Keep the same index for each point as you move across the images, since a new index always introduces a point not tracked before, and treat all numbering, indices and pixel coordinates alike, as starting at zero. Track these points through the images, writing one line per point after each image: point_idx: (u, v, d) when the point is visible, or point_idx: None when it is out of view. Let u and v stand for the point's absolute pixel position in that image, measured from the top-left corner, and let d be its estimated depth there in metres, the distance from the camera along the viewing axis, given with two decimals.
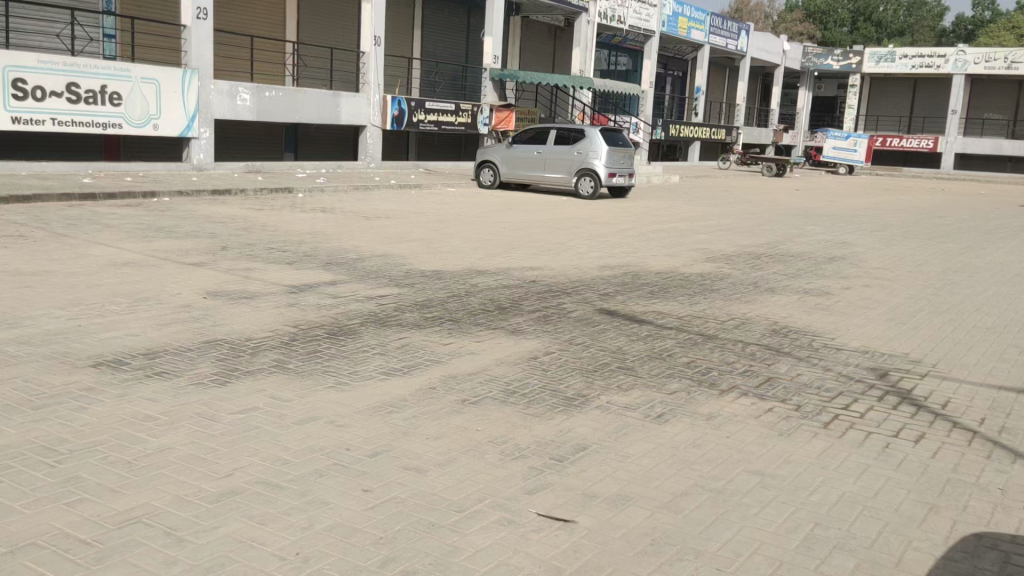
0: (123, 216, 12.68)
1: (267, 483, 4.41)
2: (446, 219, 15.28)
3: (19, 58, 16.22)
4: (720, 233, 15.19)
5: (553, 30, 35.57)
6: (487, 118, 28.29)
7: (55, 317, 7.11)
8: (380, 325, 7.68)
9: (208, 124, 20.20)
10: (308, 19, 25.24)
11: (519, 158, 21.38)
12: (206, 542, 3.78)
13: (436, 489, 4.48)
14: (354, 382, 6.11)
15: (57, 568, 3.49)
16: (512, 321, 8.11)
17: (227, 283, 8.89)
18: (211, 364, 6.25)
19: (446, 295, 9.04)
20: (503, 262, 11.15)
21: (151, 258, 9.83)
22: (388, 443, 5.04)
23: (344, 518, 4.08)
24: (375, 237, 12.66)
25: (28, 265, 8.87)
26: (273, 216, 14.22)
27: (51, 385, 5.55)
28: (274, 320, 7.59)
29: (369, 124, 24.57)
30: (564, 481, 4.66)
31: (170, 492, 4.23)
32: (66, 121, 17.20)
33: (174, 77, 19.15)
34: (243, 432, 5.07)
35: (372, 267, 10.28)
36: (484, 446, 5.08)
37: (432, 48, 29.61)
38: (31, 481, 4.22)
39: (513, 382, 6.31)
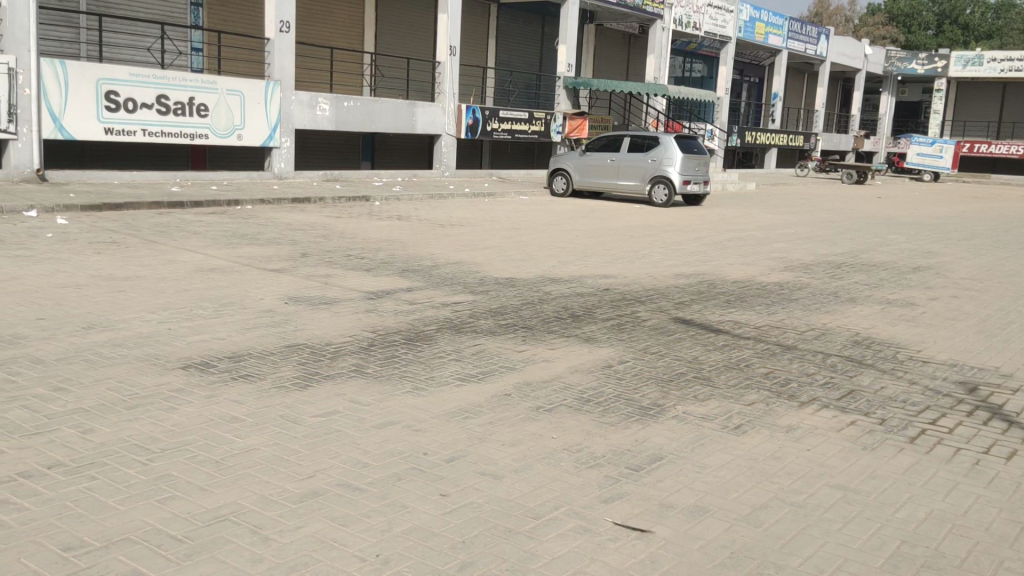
0: (209, 223, 13.12)
1: (348, 485, 4.51)
2: (520, 226, 15.39)
3: (111, 71, 16.94)
4: (798, 241, 14.88)
5: (628, 37, 35.47)
6: (560, 126, 28.39)
7: (146, 320, 7.40)
8: (455, 331, 7.77)
9: (289, 134, 20.70)
10: (385, 30, 25.70)
11: (593, 166, 21.31)
12: (290, 541, 3.88)
13: (512, 494, 4.51)
14: (432, 386, 6.20)
15: (150, 564, 3.62)
16: (586, 329, 8.10)
17: (307, 289, 9.11)
18: (293, 368, 6.42)
19: (520, 302, 9.09)
20: (577, 269, 11.16)
21: (235, 264, 10.15)
22: (465, 449, 5.10)
23: (423, 522, 4.14)
24: (450, 244, 12.82)
25: (121, 270, 9.26)
26: (351, 223, 14.54)
27: (144, 386, 5.78)
28: (351, 326, 7.74)
29: (444, 133, 24.83)
30: (641, 491, 4.64)
31: (255, 491, 4.36)
32: (155, 132, 17.89)
33: (257, 88, 19.74)
34: (324, 434, 5.19)
35: (447, 274, 10.41)
36: (559, 453, 5.09)
37: (506, 57, 29.85)
38: (125, 478, 4.39)
39: (588, 390, 6.29)
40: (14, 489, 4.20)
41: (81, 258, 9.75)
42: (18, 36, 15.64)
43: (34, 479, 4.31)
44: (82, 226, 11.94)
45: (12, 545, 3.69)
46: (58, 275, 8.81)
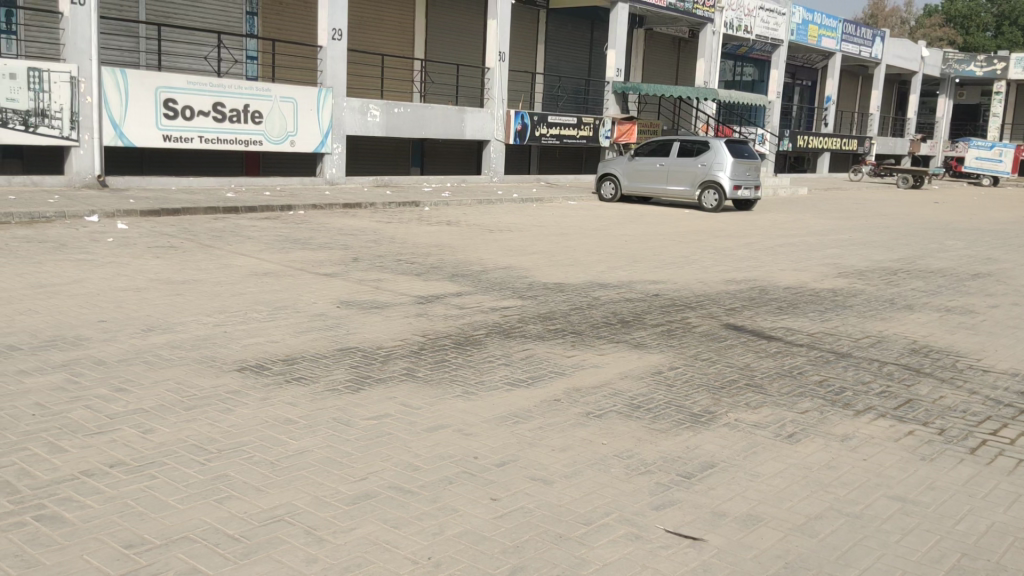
0: (262, 229, 13.35)
1: (399, 488, 4.55)
2: (569, 231, 15.39)
3: (169, 80, 17.36)
4: (852, 247, 14.64)
5: (677, 42, 35.24)
6: (608, 131, 28.33)
7: (203, 323, 7.56)
8: (504, 335, 7.80)
9: (340, 140, 20.96)
10: (436, 37, 25.93)
11: (642, 171, 21.21)
12: (344, 542, 3.94)
13: (563, 500, 4.51)
14: (481, 391, 6.23)
15: (208, 562, 3.69)
16: (636, 334, 8.07)
17: (359, 293, 9.23)
18: (345, 371, 6.50)
19: (569, 307, 9.09)
20: (626, 275, 11.12)
21: (289, 268, 10.33)
22: (515, 453, 5.11)
23: (474, 526, 4.16)
24: (499, 249, 12.87)
25: (179, 274, 9.47)
26: (401, 228, 14.68)
27: (201, 388, 5.90)
28: (403, 330, 7.82)
29: (493, 139, 24.90)
30: (693, 498, 4.60)
31: (311, 493, 4.42)
32: (211, 139, 18.29)
33: (310, 95, 20.05)
34: (376, 437, 5.24)
35: (496, 279, 10.45)
36: (610, 460, 5.07)
37: (555, 63, 29.89)
38: (184, 477, 4.50)
39: (638, 396, 6.27)
40: (78, 487, 4.31)
41: (141, 262, 10.01)
42: (79, 45, 16.10)
43: (96, 477, 4.42)
44: (142, 231, 12.25)
45: (75, 541, 3.78)
46: (119, 278, 9.05)
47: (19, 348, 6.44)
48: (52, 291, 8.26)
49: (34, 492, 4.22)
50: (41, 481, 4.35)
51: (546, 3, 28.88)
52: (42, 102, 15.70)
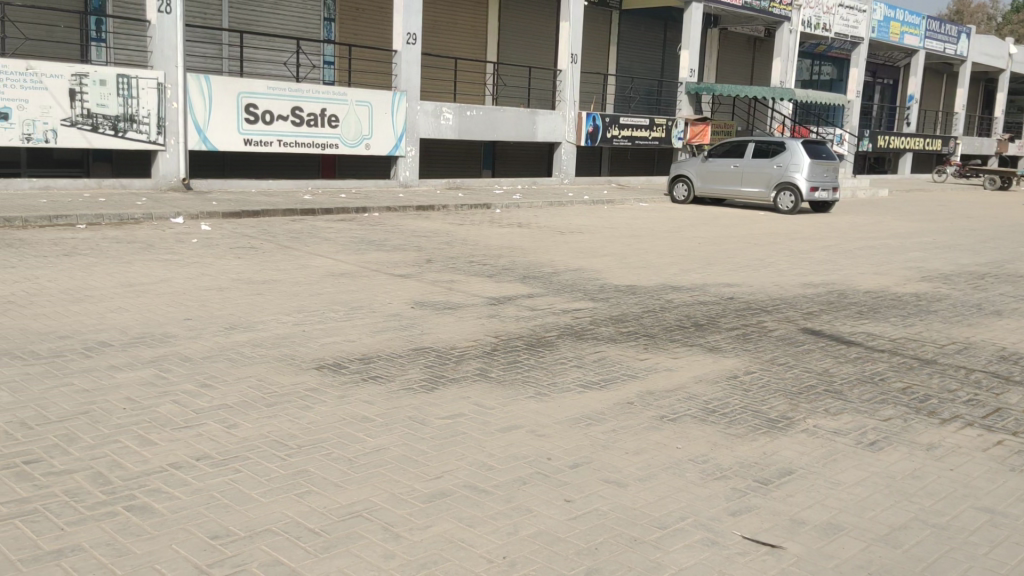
0: (338, 230, 13.61)
1: (474, 487, 4.59)
2: (641, 233, 15.29)
3: (250, 85, 17.86)
4: (936, 251, 14.18)
5: (753, 41, 34.66)
6: (681, 133, 28.07)
7: (282, 322, 7.76)
8: (576, 338, 7.79)
9: (414, 143, 21.20)
10: (508, 40, 26.07)
11: (716, 173, 20.92)
12: (420, 539, 3.99)
13: (638, 503, 4.48)
14: (553, 392, 6.23)
15: (291, 555, 3.79)
16: (710, 338, 7.97)
17: (432, 293, 9.34)
18: (420, 370, 6.59)
19: (641, 310, 9.03)
20: (699, 277, 11.00)
21: (365, 269, 10.51)
22: (587, 455, 5.10)
23: (548, 526, 4.18)
24: (570, 251, 12.85)
25: (259, 274, 9.73)
26: (473, 230, 14.79)
27: (282, 385, 6.05)
28: (476, 330, 7.89)
29: (564, 141, 24.85)
30: (770, 505, 4.53)
31: (387, 489, 4.50)
32: (290, 142, 18.75)
33: (385, 99, 20.37)
34: (450, 436, 5.30)
35: (568, 281, 10.44)
36: (685, 464, 5.02)
37: (627, 63, 29.70)
38: (267, 472, 4.62)
39: (713, 400, 6.19)
40: (165, 478, 4.46)
41: (223, 262, 10.31)
42: (166, 52, 16.69)
43: (183, 470, 4.58)
44: (224, 232, 12.62)
45: (164, 531, 3.92)
46: (203, 278, 9.33)
47: (110, 345, 6.69)
48: (139, 290, 8.57)
49: (125, 483, 4.38)
50: (132, 472, 4.52)
51: (619, 4, 28.75)
52: (130, 107, 16.36)
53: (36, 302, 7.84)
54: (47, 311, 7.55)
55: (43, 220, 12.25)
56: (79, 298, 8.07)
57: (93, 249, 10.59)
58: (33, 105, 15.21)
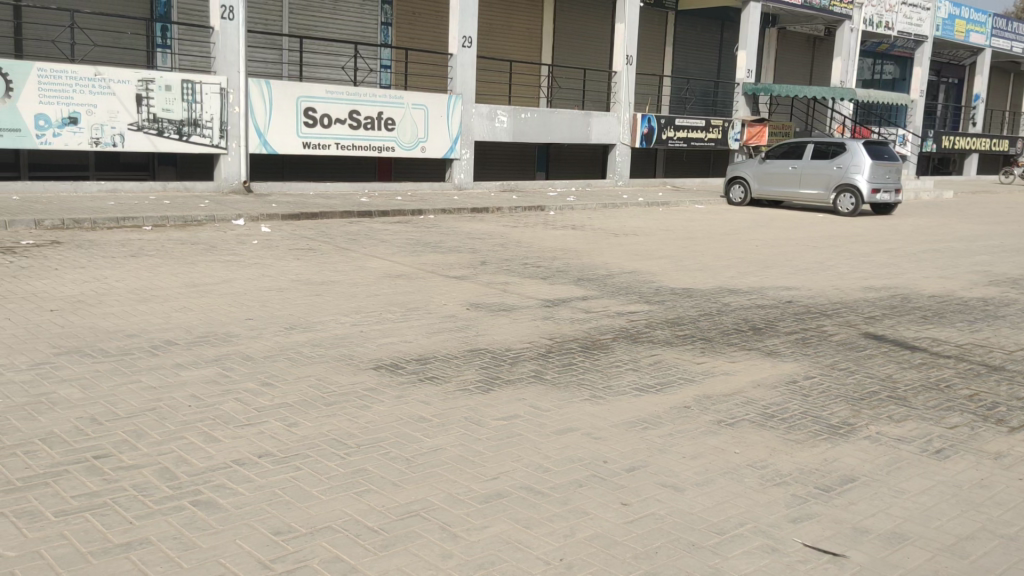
0: (395, 232, 13.76)
1: (530, 489, 4.60)
2: (698, 235, 15.16)
3: (309, 89, 18.17)
4: (1004, 254, 13.77)
5: (812, 40, 34.07)
6: (737, 134, 27.76)
7: (341, 322, 7.87)
8: (632, 341, 7.75)
9: (469, 146, 21.29)
10: (563, 42, 26.03)
11: (774, 175, 20.61)
12: (478, 539, 4.02)
13: (696, 508, 4.44)
14: (609, 396, 6.21)
15: (350, 552, 3.84)
16: (768, 342, 7.85)
17: (487, 295, 9.39)
18: (476, 371, 6.63)
19: (698, 313, 8.94)
20: (757, 280, 10.85)
21: (420, 270, 10.61)
22: (644, 459, 5.07)
23: (605, 530, 4.16)
24: (625, 253, 12.78)
25: (317, 275, 9.89)
26: (527, 232, 14.83)
27: (341, 385, 6.14)
28: (531, 332, 7.89)
29: (619, 142, 24.72)
30: (832, 513, 4.44)
31: (444, 489, 4.53)
32: (347, 146, 19.03)
33: (440, 102, 20.52)
34: (506, 438, 5.31)
35: (623, 283, 10.40)
36: (743, 469, 4.96)
37: (683, 64, 29.45)
38: (327, 470, 4.69)
39: (772, 405, 6.10)
40: (229, 474, 4.57)
41: (283, 263, 10.50)
42: (229, 58, 17.05)
43: (246, 466, 4.68)
44: (283, 234, 12.84)
45: (229, 526, 4.00)
46: (264, 279, 9.52)
47: (176, 343, 6.86)
48: (203, 290, 8.78)
49: (191, 479, 4.49)
50: (197, 468, 4.62)
51: (676, 4, 28.50)
52: (194, 112, 16.74)
53: (106, 301, 8.07)
54: (115, 310, 7.77)
55: (111, 222, 12.63)
56: (145, 297, 8.28)
57: (158, 250, 10.88)
58: (101, 110, 15.68)
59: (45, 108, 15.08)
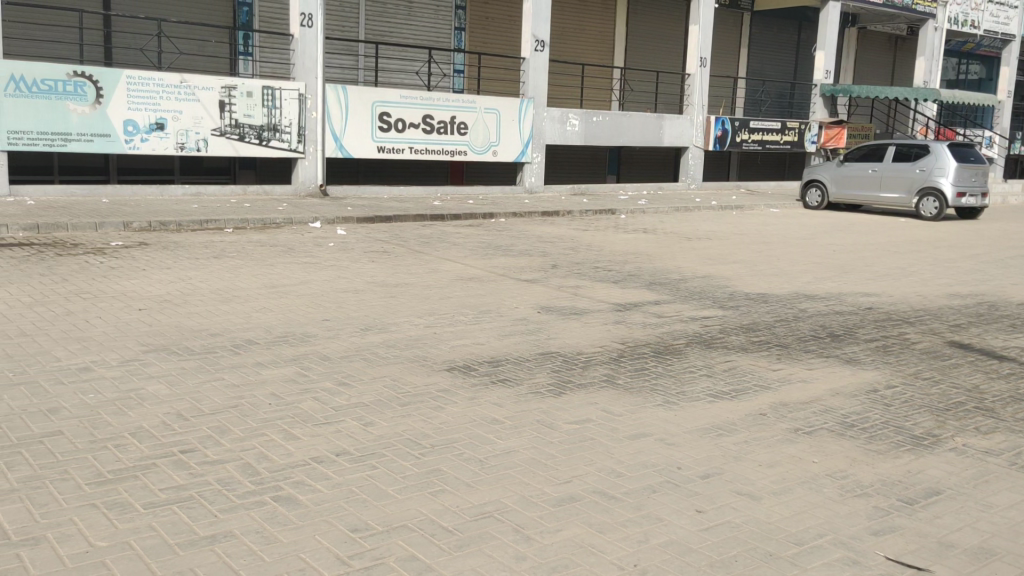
0: (467, 235, 13.87)
1: (603, 493, 4.58)
2: (773, 240, 14.87)
3: (384, 94, 18.48)
4: None
5: (894, 40, 33.11)
6: (814, 136, 27.17)
7: (415, 324, 7.97)
8: (706, 346, 7.65)
9: (540, 149, 21.31)
10: (636, 44, 25.84)
11: (853, 178, 20.08)
12: (551, 542, 4.02)
13: (773, 518, 4.36)
14: (682, 401, 6.14)
15: (425, 551, 3.89)
16: (848, 349, 7.66)
17: (558, 299, 9.39)
18: (548, 374, 6.64)
19: (774, 319, 8.77)
20: (835, 286, 10.60)
21: (492, 273, 10.68)
22: (720, 466, 5.00)
23: (679, 537, 4.12)
24: (698, 257, 12.62)
25: (392, 277, 10.04)
26: (598, 236, 14.76)
27: (415, 385, 6.22)
28: (602, 336, 7.87)
29: (691, 145, 24.42)
30: (915, 526, 4.31)
31: (517, 492, 4.55)
32: (420, 150, 19.32)
33: (513, 106, 20.61)
34: (579, 441, 5.31)
35: (696, 288, 10.28)
36: (822, 479, 4.85)
37: (758, 66, 28.95)
38: (401, 469, 4.76)
39: (852, 414, 5.95)
40: (308, 471, 4.67)
41: (358, 265, 10.69)
42: (307, 64, 17.46)
43: (324, 464, 4.78)
44: (358, 237, 13.06)
45: (308, 522, 4.09)
46: (340, 281, 9.71)
47: (256, 343, 7.06)
48: (282, 291, 9.00)
49: (272, 475, 4.61)
50: (277, 465, 4.74)
51: (752, 5, 28.00)
52: (274, 117, 17.20)
53: (190, 301, 8.34)
54: (199, 310, 8.02)
55: (194, 224, 13.05)
56: (227, 298, 8.53)
57: (238, 251, 11.20)
58: (186, 116, 16.20)
59: (134, 114, 15.64)
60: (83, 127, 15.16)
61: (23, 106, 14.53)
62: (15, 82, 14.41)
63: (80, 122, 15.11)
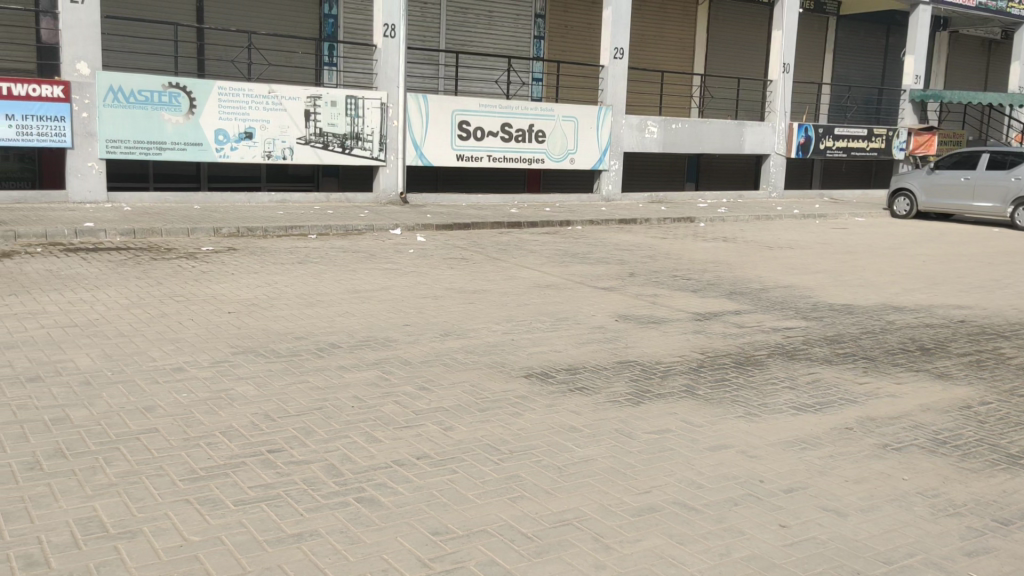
0: (543, 242, 13.91)
1: (684, 505, 4.53)
2: (857, 250, 14.47)
3: (464, 103, 18.72)
4: None
5: (988, 43, 31.90)
6: (903, 143, 26.36)
7: (493, 330, 8.02)
8: (788, 357, 7.50)
9: (618, 157, 21.22)
10: (717, 51, 25.52)
11: (943, 186, 19.37)
12: (631, 552, 3.99)
13: (860, 535, 4.24)
14: (764, 413, 6.03)
15: (506, 556, 3.91)
16: (938, 364, 7.39)
17: (637, 307, 9.33)
18: (626, 384, 6.60)
19: (859, 331, 8.53)
20: (925, 298, 10.23)
21: (570, 281, 10.68)
22: (804, 481, 4.89)
23: (763, 551, 4.04)
24: (780, 267, 12.37)
25: (471, 284, 10.13)
26: (677, 244, 14.60)
27: (493, 391, 6.26)
28: (681, 346, 7.79)
29: (773, 153, 23.95)
30: (1010, 547, 4.15)
31: (597, 500, 4.54)
32: (499, 158, 19.50)
33: (591, 113, 20.58)
34: (658, 451, 5.26)
35: (778, 298, 10.08)
36: (912, 496, 4.70)
37: (844, 71, 28.26)
38: (481, 474, 4.80)
39: (944, 431, 5.74)
40: (390, 473, 4.75)
41: (437, 272, 10.82)
42: (389, 74, 17.78)
43: (406, 467, 4.85)
44: (438, 244, 13.22)
45: (390, 524, 4.16)
46: (420, 286, 9.85)
47: (339, 346, 7.21)
48: (364, 296, 9.18)
49: (355, 476, 4.70)
50: (360, 466, 4.84)
51: (837, 9, 27.38)
52: (357, 126, 17.56)
53: (277, 305, 8.58)
54: (285, 313, 8.23)
55: (280, 230, 13.41)
56: (312, 302, 8.74)
57: (322, 257, 11.48)
58: (273, 125, 16.67)
59: (225, 123, 16.17)
60: (177, 136, 15.75)
61: (121, 116, 15.19)
62: (114, 92, 15.07)
63: (174, 132, 15.70)
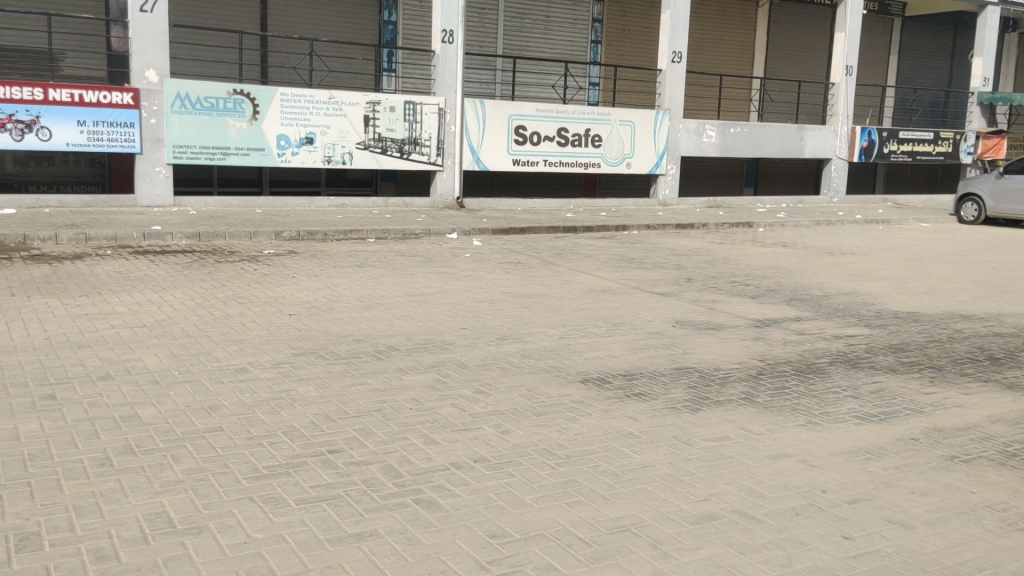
0: (600, 247, 13.87)
1: (744, 513, 4.47)
2: (922, 256, 14.11)
3: (521, 108, 18.76)
4: None
5: None
6: (970, 147, 25.66)
7: (549, 335, 8.02)
8: (851, 366, 7.35)
9: (675, 161, 21.05)
10: (777, 53, 25.17)
11: (1013, 191, 18.80)
12: (689, 560, 3.95)
13: (926, 548, 4.13)
14: (826, 422, 5.92)
15: (563, 561, 3.90)
16: (1009, 374, 7.17)
17: (694, 313, 9.24)
18: (684, 390, 6.53)
19: (925, 340, 8.32)
20: (994, 306, 9.93)
21: (626, 286, 10.63)
22: (868, 492, 4.78)
23: (826, 563, 3.96)
24: (841, 273, 12.13)
25: (527, 288, 10.16)
26: (735, 249, 14.43)
27: (550, 396, 6.26)
28: (740, 353, 7.69)
29: (834, 157, 23.53)
30: None
31: (654, 507, 4.50)
32: (555, 162, 19.51)
33: (648, 118, 20.45)
34: (717, 459, 5.20)
35: (839, 305, 9.89)
36: (981, 510, 4.57)
37: (908, 74, 27.62)
38: (537, 479, 4.80)
39: (1014, 443, 5.57)
40: (448, 476, 4.78)
41: (493, 276, 10.87)
42: (447, 79, 17.91)
43: (463, 470, 4.87)
44: (493, 248, 13.27)
45: (448, 526, 4.19)
46: (476, 290, 9.91)
47: (397, 349, 7.28)
48: (421, 299, 9.26)
49: (413, 478, 4.74)
50: (419, 468, 4.88)
51: (903, 10, 26.78)
52: (415, 131, 17.75)
53: (336, 307, 8.70)
54: (343, 316, 8.35)
55: (340, 234, 13.62)
56: (370, 305, 8.85)
57: (381, 260, 11.62)
58: (333, 130, 16.93)
59: (286, 129, 16.48)
60: (241, 141, 16.10)
61: (188, 122, 15.58)
62: (181, 99, 15.47)
63: (238, 137, 16.04)
